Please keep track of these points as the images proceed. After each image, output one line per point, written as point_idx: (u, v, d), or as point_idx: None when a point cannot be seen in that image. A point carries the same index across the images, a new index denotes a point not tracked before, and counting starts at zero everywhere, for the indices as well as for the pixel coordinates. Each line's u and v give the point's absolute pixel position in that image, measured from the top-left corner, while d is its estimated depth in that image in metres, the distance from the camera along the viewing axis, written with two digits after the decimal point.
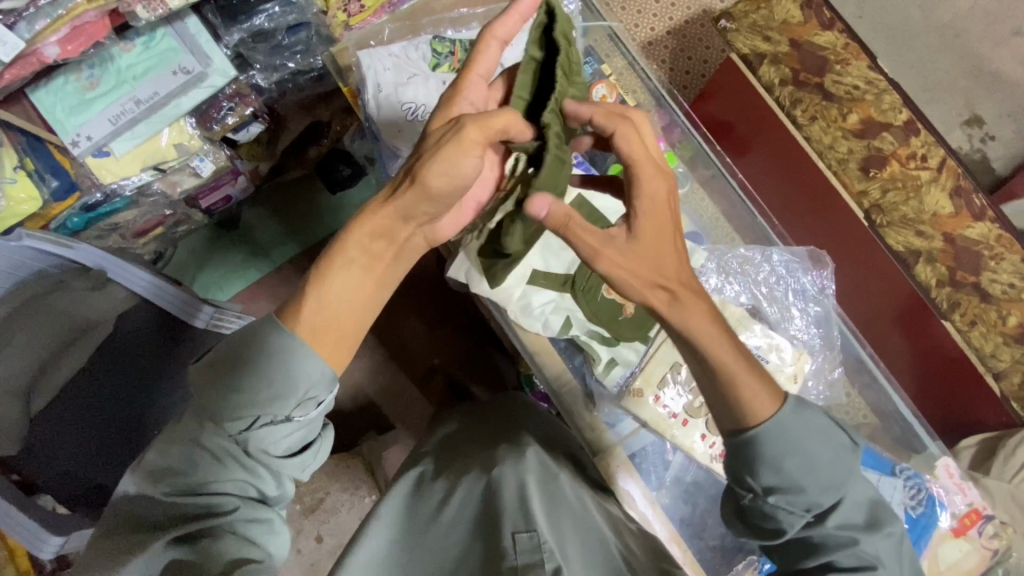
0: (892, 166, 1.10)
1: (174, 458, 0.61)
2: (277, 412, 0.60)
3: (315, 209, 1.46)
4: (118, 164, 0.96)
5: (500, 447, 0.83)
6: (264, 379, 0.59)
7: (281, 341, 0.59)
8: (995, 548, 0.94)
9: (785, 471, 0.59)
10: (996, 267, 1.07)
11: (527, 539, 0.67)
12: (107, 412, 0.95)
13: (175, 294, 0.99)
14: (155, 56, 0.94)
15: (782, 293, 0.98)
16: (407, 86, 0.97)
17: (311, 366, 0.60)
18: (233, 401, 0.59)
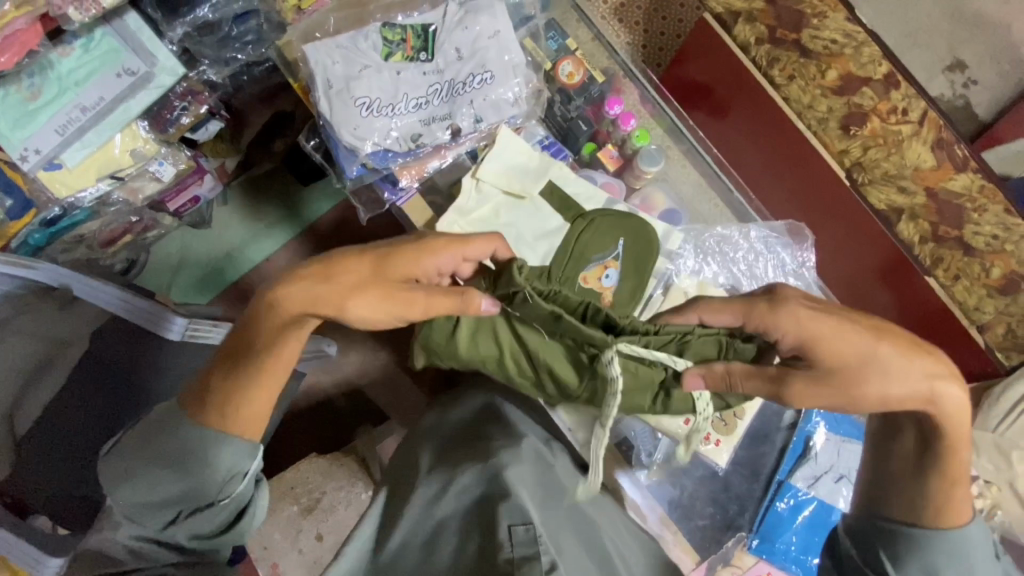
0: (872, 124, 1.06)
1: (130, 518, 0.67)
2: (216, 479, 0.66)
3: (289, 203, 1.43)
4: (70, 175, 0.92)
5: (494, 437, 0.82)
6: (197, 447, 0.66)
7: (223, 421, 0.66)
8: None
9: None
10: (978, 220, 1.03)
11: (523, 532, 0.67)
12: (94, 432, 0.93)
13: (144, 307, 0.95)
14: (96, 59, 0.88)
15: (762, 268, 0.95)
16: (359, 79, 0.80)
17: (237, 447, 0.66)
18: (162, 465, 0.65)
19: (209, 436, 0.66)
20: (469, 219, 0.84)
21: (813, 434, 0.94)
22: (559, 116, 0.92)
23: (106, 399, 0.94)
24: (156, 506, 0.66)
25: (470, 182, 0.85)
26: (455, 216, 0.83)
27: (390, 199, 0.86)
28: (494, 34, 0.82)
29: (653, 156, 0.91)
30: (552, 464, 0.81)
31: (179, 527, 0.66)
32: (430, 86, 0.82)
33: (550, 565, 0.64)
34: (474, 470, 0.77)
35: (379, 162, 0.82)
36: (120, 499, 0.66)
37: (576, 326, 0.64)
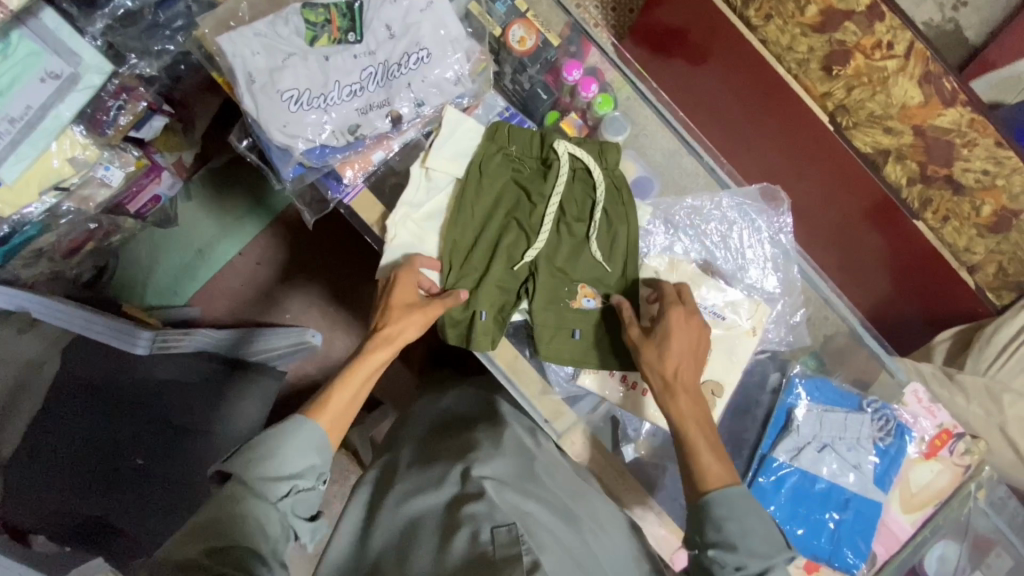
0: (856, 61, 0.99)
1: (207, 528, 0.56)
2: (296, 476, 0.61)
3: (254, 193, 1.37)
4: (12, 193, 0.86)
5: (478, 431, 0.81)
6: (284, 445, 0.61)
7: (312, 431, 0.63)
8: (967, 465, 0.87)
9: (720, 530, 0.62)
10: (968, 155, 0.99)
11: (505, 533, 0.62)
12: (74, 444, 0.91)
13: (109, 327, 1.03)
14: (18, 64, 0.80)
15: (736, 238, 0.90)
16: (285, 70, 0.72)
17: (313, 434, 0.63)
18: (274, 456, 0.60)
19: (296, 422, 0.63)
20: (421, 214, 0.79)
21: (795, 404, 0.86)
22: (515, 87, 0.86)
23: (90, 409, 0.93)
24: (253, 495, 0.59)
25: (420, 172, 0.79)
26: (405, 210, 0.78)
27: (336, 197, 0.80)
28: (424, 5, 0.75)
29: (618, 122, 0.86)
30: (537, 455, 0.80)
31: (246, 515, 0.58)
32: (363, 71, 0.74)
33: (533, 564, 0.59)
34: (453, 465, 0.74)
35: (317, 159, 0.76)
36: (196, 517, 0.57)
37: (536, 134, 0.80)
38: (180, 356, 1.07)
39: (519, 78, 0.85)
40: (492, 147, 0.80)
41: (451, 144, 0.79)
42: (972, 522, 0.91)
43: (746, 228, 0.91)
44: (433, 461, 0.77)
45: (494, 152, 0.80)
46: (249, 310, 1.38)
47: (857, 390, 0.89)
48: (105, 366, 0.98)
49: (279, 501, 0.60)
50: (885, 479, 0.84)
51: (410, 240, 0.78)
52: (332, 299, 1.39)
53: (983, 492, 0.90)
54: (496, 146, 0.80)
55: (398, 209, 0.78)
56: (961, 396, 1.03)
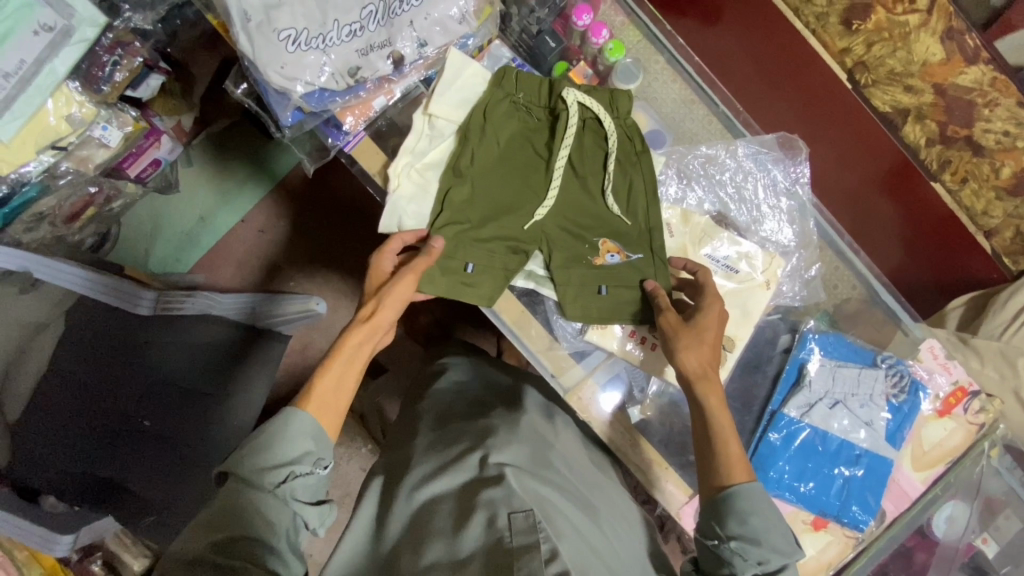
0: (876, 15, 0.95)
1: (210, 524, 0.56)
2: (293, 462, 0.60)
3: (255, 159, 1.35)
4: (9, 151, 0.84)
5: (493, 416, 0.81)
6: (277, 438, 0.60)
7: (301, 419, 0.61)
8: (982, 423, 0.86)
9: (744, 525, 0.61)
10: (989, 116, 0.95)
11: (523, 520, 0.63)
12: (85, 406, 0.92)
13: (112, 286, 0.99)
14: (9, 18, 0.77)
15: (750, 190, 0.88)
16: (281, 6, 0.67)
17: (304, 421, 0.61)
18: (267, 449, 0.59)
19: (287, 413, 0.61)
20: (424, 163, 0.76)
21: (808, 359, 0.85)
22: (521, 32, 0.83)
23: (102, 377, 0.93)
24: (253, 487, 0.58)
25: (423, 121, 0.77)
26: (408, 160, 0.76)
27: (336, 143, 0.79)
28: None
29: (629, 70, 0.83)
30: (553, 444, 0.80)
31: (246, 507, 0.57)
32: (364, 9, 0.71)
33: (551, 553, 0.61)
34: (471, 448, 0.74)
35: (316, 104, 0.72)
36: (202, 514, 0.57)
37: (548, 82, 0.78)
38: (180, 318, 1.04)
39: (524, 24, 0.83)
40: (502, 94, 0.77)
41: (455, 92, 0.76)
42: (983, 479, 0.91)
43: (762, 179, 0.88)
44: (451, 444, 0.77)
45: (504, 100, 0.77)
46: (253, 277, 1.37)
47: (871, 347, 0.88)
48: (110, 333, 0.96)
49: (277, 489, 0.59)
50: (898, 436, 0.84)
51: (413, 190, 0.76)
52: (335, 266, 1.38)
53: (995, 452, 0.90)
54: (504, 92, 0.77)
55: (399, 157, 0.76)
56: (973, 359, 1.02)
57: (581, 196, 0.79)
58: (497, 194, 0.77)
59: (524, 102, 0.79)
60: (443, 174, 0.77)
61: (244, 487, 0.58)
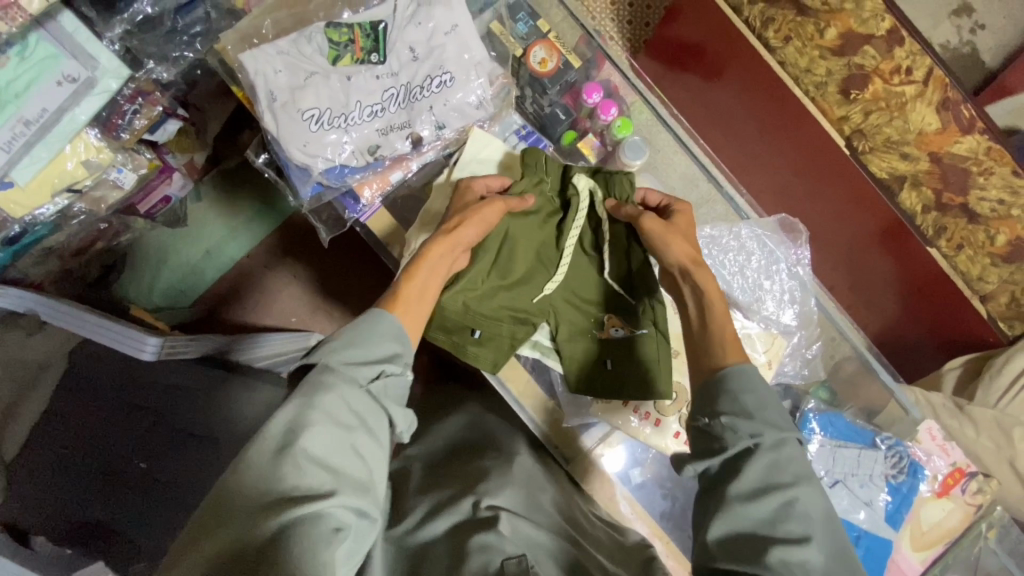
0: (874, 85, 0.99)
1: (297, 414, 0.56)
2: (383, 362, 0.62)
3: (264, 196, 1.37)
4: (24, 194, 0.85)
5: (485, 457, 0.80)
6: (370, 341, 0.62)
7: (387, 321, 0.64)
8: (979, 504, 0.87)
9: (735, 402, 0.61)
10: (984, 183, 0.98)
11: (516, 565, 0.63)
12: (82, 441, 0.90)
13: (115, 330, 0.95)
14: (35, 67, 0.79)
15: (753, 270, 0.90)
16: (307, 88, 0.72)
17: (391, 324, 0.64)
18: (354, 347, 0.61)
19: (376, 313, 0.64)
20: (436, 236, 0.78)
21: (809, 440, 0.86)
22: (533, 108, 0.86)
23: (97, 408, 0.92)
24: (345, 377, 0.59)
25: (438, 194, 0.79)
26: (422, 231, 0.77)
27: (353, 215, 0.80)
28: (449, 31, 0.74)
29: (638, 145, 0.84)
30: (546, 486, 0.79)
31: (335, 398, 0.58)
32: (385, 92, 0.74)
33: None
34: (462, 494, 0.72)
35: (335, 179, 0.75)
36: (287, 405, 0.57)
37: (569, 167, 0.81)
38: (187, 362, 1.03)
39: (534, 109, 0.86)
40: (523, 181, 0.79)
41: (471, 168, 0.79)
42: (980, 557, 0.90)
43: (764, 258, 0.90)
44: (443, 485, 0.76)
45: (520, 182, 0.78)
46: (255, 311, 1.38)
47: (870, 426, 0.89)
48: (110, 378, 0.94)
49: (369, 384, 0.61)
50: (896, 517, 0.84)
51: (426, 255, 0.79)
52: (339, 303, 1.40)
53: (993, 532, 0.90)
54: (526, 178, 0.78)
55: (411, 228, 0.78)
56: (970, 426, 1.03)
57: (584, 275, 0.82)
58: (507, 268, 0.79)
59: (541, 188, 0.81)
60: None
61: (334, 374, 0.59)
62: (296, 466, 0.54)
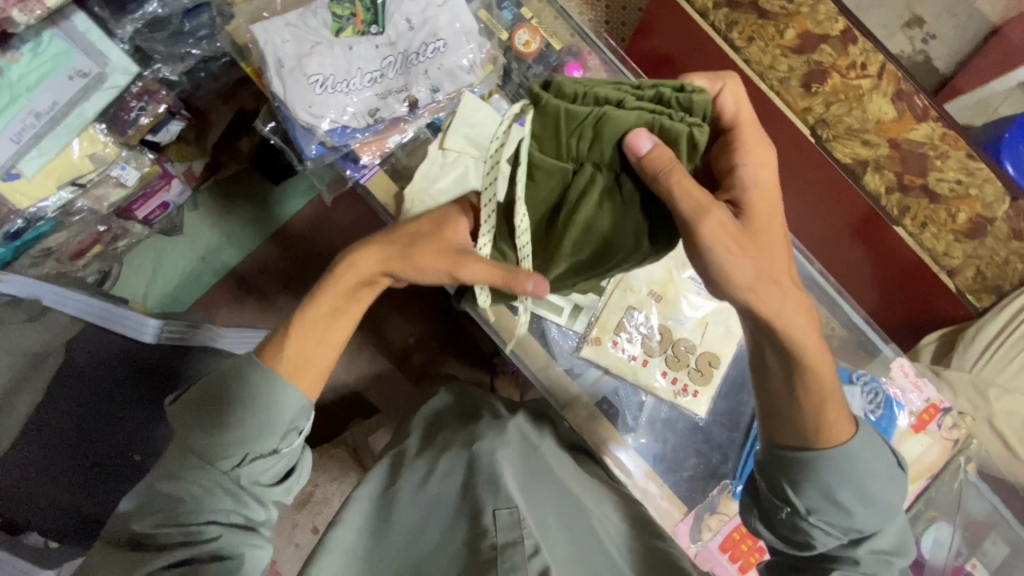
0: (833, 79, 1.07)
1: (156, 491, 0.63)
2: (250, 444, 0.65)
3: (261, 203, 1.41)
4: (30, 185, 0.87)
5: (482, 421, 0.82)
6: (246, 410, 0.65)
7: (267, 382, 0.66)
8: (956, 438, 0.90)
9: (822, 487, 0.64)
10: (942, 166, 1.05)
11: (507, 516, 0.66)
12: (78, 431, 0.90)
13: (119, 314, 1.00)
14: (47, 62, 0.84)
15: None
16: (312, 56, 0.77)
17: (285, 392, 0.66)
18: (228, 424, 0.64)
19: (263, 376, 0.66)
20: (436, 189, 0.81)
21: None
22: (519, 84, 0.90)
23: (84, 402, 0.91)
24: (196, 456, 0.64)
25: (436, 153, 0.82)
26: (421, 187, 0.81)
27: (353, 178, 0.83)
28: (444, 5, 0.81)
29: None
30: (539, 446, 0.81)
31: (210, 461, 0.64)
32: (385, 59, 0.80)
33: (534, 547, 0.62)
34: (461, 455, 0.77)
35: (338, 139, 0.79)
36: (164, 475, 0.64)
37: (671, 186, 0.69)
38: (183, 349, 1.05)
39: (520, 80, 0.92)
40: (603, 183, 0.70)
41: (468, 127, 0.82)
42: (963, 494, 0.92)
43: None
44: (442, 451, 0.79)
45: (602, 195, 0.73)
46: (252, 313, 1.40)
47: (846, 365, 0.92)
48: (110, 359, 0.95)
49: (228, 470, 0.64)
50: None
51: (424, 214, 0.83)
52: None
53: (972, 467, 0.92)
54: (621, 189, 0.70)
55: (413, 180, 0.81)
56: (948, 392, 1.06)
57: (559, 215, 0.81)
58: None
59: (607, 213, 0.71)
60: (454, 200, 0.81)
61: (199, 456, 0.64)
62: (184, 516, 0.62)
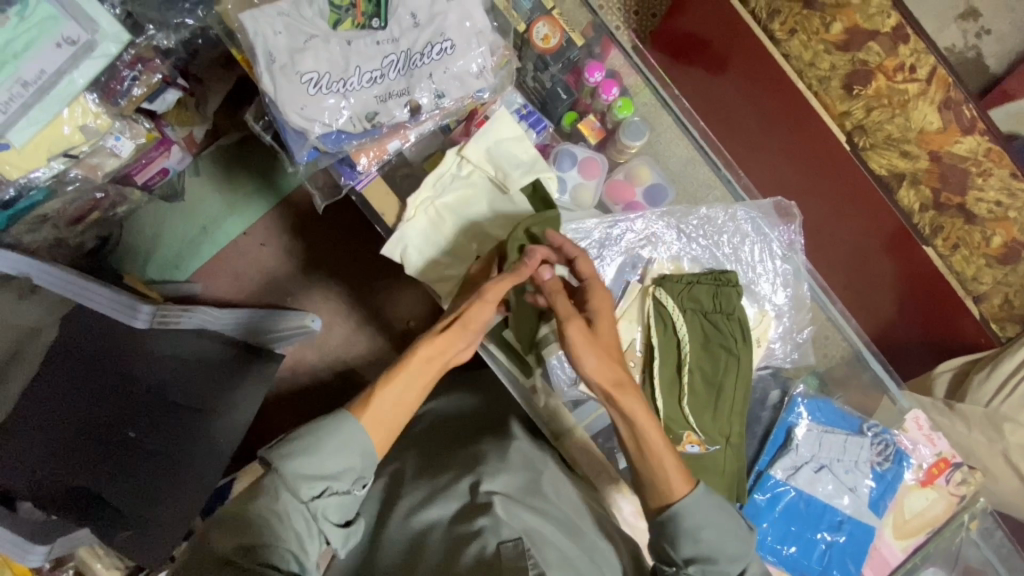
0: (877, 82, 1.00)
1: (232, 523, 0.59)
2: (331, 478, 0.62)
3: (263, 173, 1.35)
4: (20, 156, 0.84)
5: (483, 442, 0.80)
6: (332, 450, 0.62)
7: (347, 428, 0.63)
8: (963, 495, 0.88)
9: (696, 541, 0.64)
10: (982, 185, 1.00)
11: (511, 548, 0.64)
12: (72, 409, 0.88)
13: (109, 297, 0.95)
14: (34, 28, 0.78)
15: (747, 251, 0.90)
16: (306, 51, 0.71)
17: (353, 434, 0.63)
18: (315, 455, 0.62)
19: (340, 417, 0.64)
20: (442, 201, 0.80)
21: (796, 423, 0.86)
22: (534, 84, 0.86)
23: (75, 396, 0.89)
24: (287, 490, 0.61)
25: (453, 159, 0.80)
26: (427, 195, 0.79)
27: (349, 183, 0.80)
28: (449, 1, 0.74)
29: (638, 128, 0.87)
30: (543, 469, 0.78)
31: (273, 506, 0.60)
32: (385, 58, 0.73)
33: None
34: (462, 477, 0.74)
35: (332, 145, 0.74)
36: (241, 507, 0.60)
37: (719, 341, 0.81)
38: (176, 333, 1.01)
39: (534, 76, 0.85)
40: (710, 296, 0.82)
41: (490, 139, 0.80)
42: (962, 551, 0.91)
43: (759, 241, 0.91)
44: (437, 472, 0.77)
45: (688, 307, 0.82)
46: (251, 290, 1.35)
47: (858, 414, 0.90)
48: (97, 338, 0.93)
49: (312, 501, 0.61)
50: (880, 504, 0.85)
51: (427, 226, 0.80)
52: (333, 285, 1.37)
53: (975, 524, 0.91)
54: (690, 310, 0.82)
55: (421, 189, 0.79)
56: (961, 424, 1.05)
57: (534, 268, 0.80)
58: None
59: (730, 307, 0.83)
60: (461, 214, 0.81)
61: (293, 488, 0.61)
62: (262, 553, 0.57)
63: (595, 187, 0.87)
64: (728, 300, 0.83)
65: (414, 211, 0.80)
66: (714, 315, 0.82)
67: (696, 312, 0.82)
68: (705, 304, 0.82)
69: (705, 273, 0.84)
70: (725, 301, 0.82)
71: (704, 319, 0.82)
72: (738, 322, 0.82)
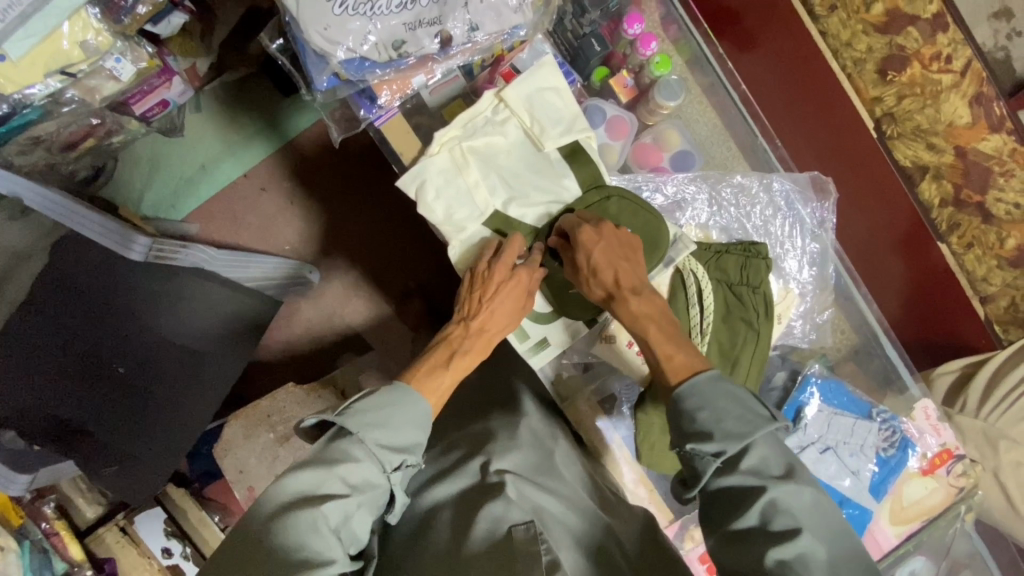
0: (913, 69, 0.97)
1: (308, 479, 0.57)
2: (406, 452, 0.63)
3: (265, 114, 1.29)
4: (14, 69, 0.79)
5: (492, 417, 0.79)
6: (408, 424, 0.63)
7: (414, 408, 0.64)
8: (961, 486, 0.89)
9: (693, 422, 0.61)
10: (1004, 185, 0.98)
11: (523, 531, 0.63)
12: (81, 343, 0.87)
13: (107, 228, 0.86)
14: None
15: (776, 226, 0.90)
16: None
17: (420, 412, 0.64)
18: (391, 425, 0.62)
19: (414, 396, 0.65)
20: (471, 143, 0.77)
21: (807, 403, 0.86)
22: (569, 32, 0.84)
23: (82, 336, 0.87)
24: (370, 458, 0.60)
25: (491, 102, 0.78)
26: (456, 135, 0.77)
27: (367, 117, 0.79)
28: None
29: (673, 87, 0.83)
30: (552, 447, 0.78)
31: (356, 469, 0.59)
32: None
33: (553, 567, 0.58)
34: (471, 456, 0.73)
35: (354, 71, 0.70)
36: (317, 459, 0.59)
37: (742, 313, 0.80)
38: (173, 270, 0.93)
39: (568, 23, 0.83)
40: (737, 267, 0.82)
41: (532, 86, 0.78)
42: (954, 543, 0.92)
43: (788, 220, 0.90)
44: (449, 450, 0.77)
45: (714, 273, 0.82)
46: (248, 236, 1.30)
47: (868, 399, 0.90)
48: (96, 278, 0.88)
49: (388, 472, 0.61)
50: (880, 488, 0.86)
51: (447, 164, 0.76)
52: (332, 237, 1.32)
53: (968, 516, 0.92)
54: (721, 278, 0.81)
55: (450, 128, 0.77)
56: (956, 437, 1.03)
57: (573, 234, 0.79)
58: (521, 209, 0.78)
59: (757, 283, 0.81)
60: (488, 161, 0.78)
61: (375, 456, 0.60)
62: (332, 512, 0.56)
63: (621, 149, 0.85)
64: (755, 272, 0.82)
65: (439, 149, 0.77)
66: (738, 287, 0.81)
67: (721, 278, 0.81)
68: (734, 273, 0.81)
69: (734, 244, 0.83)
70: (754, 271, 0.82)
71: (728, 288, 0.81)
72: (763, 297, 0.81)
